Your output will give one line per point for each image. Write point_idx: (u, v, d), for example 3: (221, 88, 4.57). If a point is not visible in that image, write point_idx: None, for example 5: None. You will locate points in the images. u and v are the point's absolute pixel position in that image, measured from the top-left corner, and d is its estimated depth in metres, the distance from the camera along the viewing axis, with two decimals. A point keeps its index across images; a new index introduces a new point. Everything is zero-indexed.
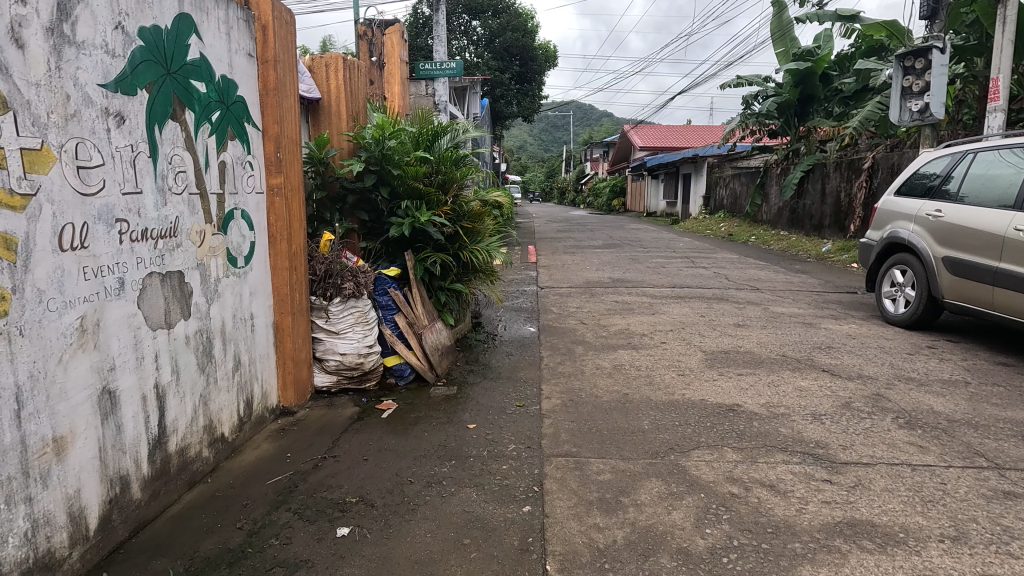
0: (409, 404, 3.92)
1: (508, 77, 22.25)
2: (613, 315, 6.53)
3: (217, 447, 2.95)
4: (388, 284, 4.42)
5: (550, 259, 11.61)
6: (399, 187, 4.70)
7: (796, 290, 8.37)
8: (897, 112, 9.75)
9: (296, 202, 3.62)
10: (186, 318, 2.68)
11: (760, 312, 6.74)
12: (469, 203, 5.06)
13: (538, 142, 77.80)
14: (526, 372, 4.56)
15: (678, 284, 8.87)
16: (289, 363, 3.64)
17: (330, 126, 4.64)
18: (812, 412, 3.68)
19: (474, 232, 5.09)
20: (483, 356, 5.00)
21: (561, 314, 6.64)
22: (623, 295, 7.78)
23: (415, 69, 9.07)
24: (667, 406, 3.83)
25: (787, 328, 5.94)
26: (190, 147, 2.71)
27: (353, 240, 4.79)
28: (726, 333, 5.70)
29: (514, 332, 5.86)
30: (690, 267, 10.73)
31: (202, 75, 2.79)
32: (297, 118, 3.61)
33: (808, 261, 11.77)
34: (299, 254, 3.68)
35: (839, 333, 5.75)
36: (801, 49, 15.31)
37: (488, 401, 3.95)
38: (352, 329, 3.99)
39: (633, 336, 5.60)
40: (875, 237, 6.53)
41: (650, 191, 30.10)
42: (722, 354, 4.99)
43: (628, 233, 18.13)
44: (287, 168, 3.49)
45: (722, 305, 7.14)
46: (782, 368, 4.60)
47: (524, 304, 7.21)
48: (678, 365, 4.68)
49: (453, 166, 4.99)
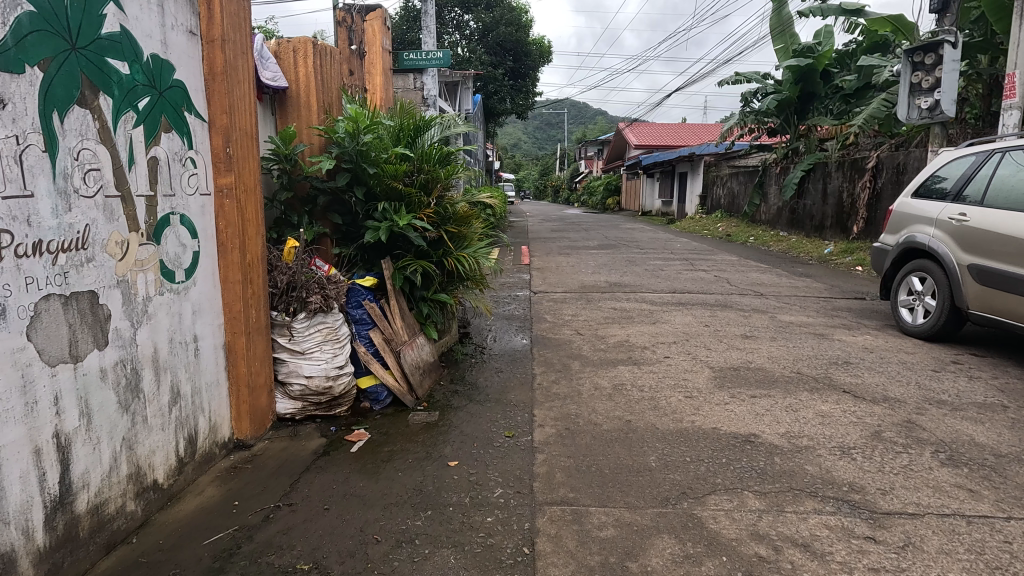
0: (384, 434, 3.45)
1: (501, 73, 21.73)
2: (611, 325, 6.09)
3: (147, 497, 2.48)
4: (362, 295, 3.96)
5: (544, 261, 11.15)
6: (376, 187, 4.24)
7: (803, 296, 7.95)
8: (905, 110, 9.36)
9: (253, 205, 3.15)
10: (101, 348, 2.21)
11: (767, 321, 6.31)
12: (454, 205, 4.60)
13: (532, 140, 77.29)
14: (517, 393, 4.11)
15: (678, 288, 8.43)
16: (244, 390, 3.17)
17: (300, 119, 4.19)
18: (840, 444, 3.25)
19: (461, 237, 4.63)
20: (471, 374, 4.54)
21: (556, 324, 6.20)
22: (621, 302, 7.33)
23: (397, 58, 8.55)
24: (675, 437, 3.39)
25: (799, 340, 5.51)
26: (106, 140, 2.24)
27: (325, 245, 4.32)
28: (733, 346, 5.27)
29: (506, 344, 5.40)
30: (689, 270, 10.30)
31: (123, 53, 2.31)
32: (253, 108, 3.14)
33: (810, 264, 11.38)
34: (256, 264, 3.21)
35: (855, 346, 5.33)
36: (801, 45, 14.92)
37: (473, 430, 3.49)
38: (318, 348, 3.54)
39: (633, 350, 5.17)
40: (890, 242, 6.12)
41: (645, 190, 29.69)
42: (732, 371, 4.56)
43: (623, 233, 17.70)
44: (240, 166, 3.02)
45: (726, 313, 6.71)
46: (799, 389, 4.17)
47: (517, 311, 6.76)
48: (685, 385, 4.25)
49: (437, 164, 4.53)
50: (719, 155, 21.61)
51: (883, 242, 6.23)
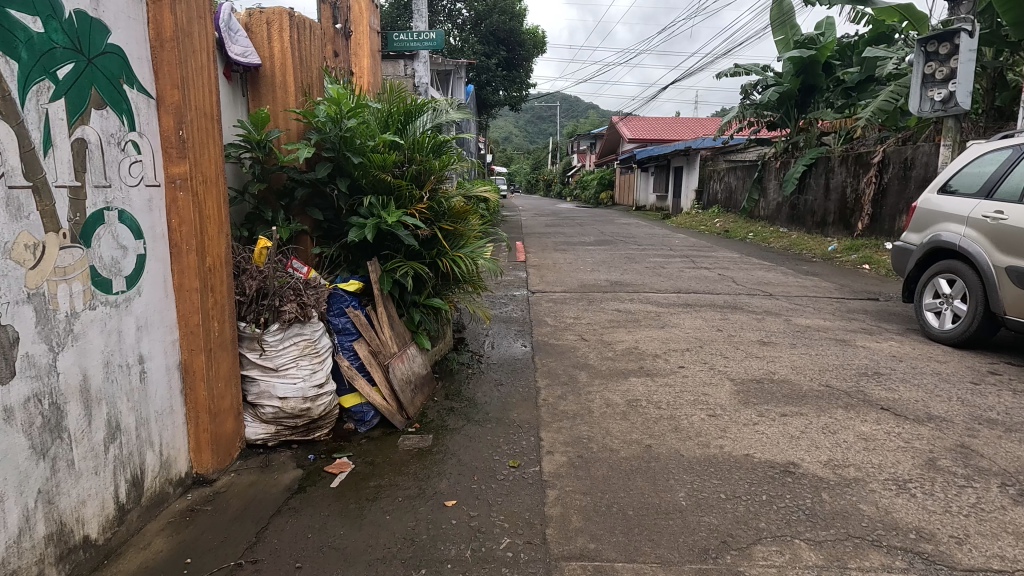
0: (369, 465, 2.99)
1: (494, 63, 21.19)
2: (617, 329, 5.65)
3: (74, 558, 2.02)
4: (346, 302, 3.50)
5: (540, 258, 10.69)
6: (361, 178, 3.76)
7: (814, 296, 7.58)
8: (917, 102, 8.97)
9: (214, 198, 2.67)
10: (5, 382, 1.74)
11: (783, 325, 5.92)
12: (449, 200, 4.14)
13: (524, 133, 76.59)
14: (520, 412, 3.66)
15: (683, 288, 8.02)
16: (205, 416, 2.70)
17: (275, 100, 3.69)
18: (893, 477, 2.84)
19: (456, 235, 4.16)
20: (467, 389, 4.07)
21: (558, 328, 5.75)
22: (625, 303, 6.90)
23: (386, 40, 8.00)
24: (704, 467, 2.97)
25: (821, 346, 5.12)
26: (10, 116, 1.76)
27: (304, 245, 3.83)
28: (752, 354, 4.85)
29: (504, 352, 4.95)
30: (692, 268, 9.89)
31: (32, 5, 1.82)
32: (214, 85, 2.67)
33: (814, 261, 11.02)
34: (219, 267, 2.72)
35: (882, 353, 4.94)
36: (802, 36, 14.52)
37: (473, 459, 3.05)
38: (294, 365, 3.07)
39: (645, 359, 4.74)
40: (916, 241, 5.72)
41: (639, 185, 29.27)
42: (757, 385, 4.14)
43: (620, 228, 17.30)
44: (197, 152, 2.54)
45: (739, 316, 6.31)
46: (832, 405, 3.77)
47: (515, 314, 6.29)
48: (707, 402, 3.82)
49: (430, 153, 4.07)
50: (716, 149, 21.22)
51: (907, 241, 5.84)
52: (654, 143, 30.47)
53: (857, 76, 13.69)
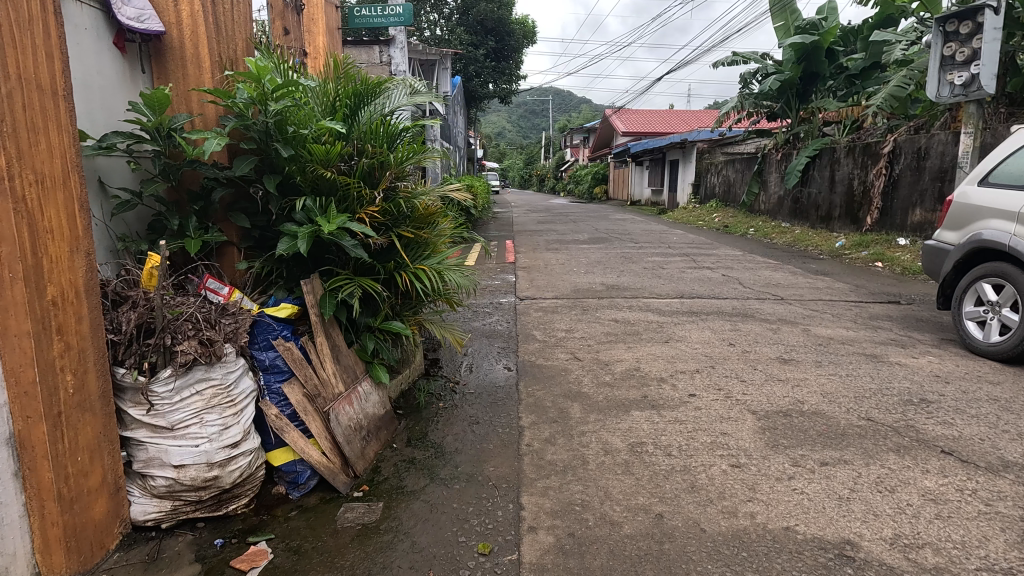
0: (293, 554, 2.28)
1: (482, 54, 20.40)
2: (614, 345, 4.94)
3: None
4: (274, 332, 2.78)
5: (531, 259, 9.95)
6: (296, 176, 3.04)
7: (829, 300, 6.89)
8: (935, 86, 8.32)
9: (61, 206, 1.95)
10: None
11: (801, 336, 5.23)
12: (411, 200, 3.42)
13: (516, 128, 75.66)
14: (497, 466, 2.94)
15: (686, 292, 7.31)
16: (55, 504, 1.95)
17: (184, 78, 2.94)
18: (986, 565, 2.15)
19: (419, 244, 3.44)
20: (436, 430, 3.36)
21: (547, 344, 5.02)
22: (622, 312, 6.18)
23: (348, 18, 7.30)
24: (734, 551, 2.26)
25: (850, 364, 4.42)
26: None
27: (229, 257, 3.10)
28: (774, 377, 4.14)
29: (484, 378, 4.21)
30: (693, 268, 9.19)
31: None
32: (60, 50, 1.94)
33: (822, 259, 10.34)
34: (71, 299, 1.99)
35: (923, 372, 4.25)
36: (804, 21, 13.79)
37: (432, 542, 2.34)
38: (195, 422, 2.35)
39: (648, 387, 4.02)
40: (954, 240, 5.06)
41: (633, 179, 28.53)
42: (785, 420, 3.44)
43: (615, 225, 16.58)
44: (22, 140, 1.80)
45: (751, 326, 5.60)
46: (880, 448, 3.07)
47: (499, 328, 5.56)
48: (728, 446, 3.12)
49: (384, 144, 3.36)
50: (713, 141, 20.53)
51: (942, 239, 5.19)
52: (647, 136, 29.75)
53: (861, 63, 13.06)
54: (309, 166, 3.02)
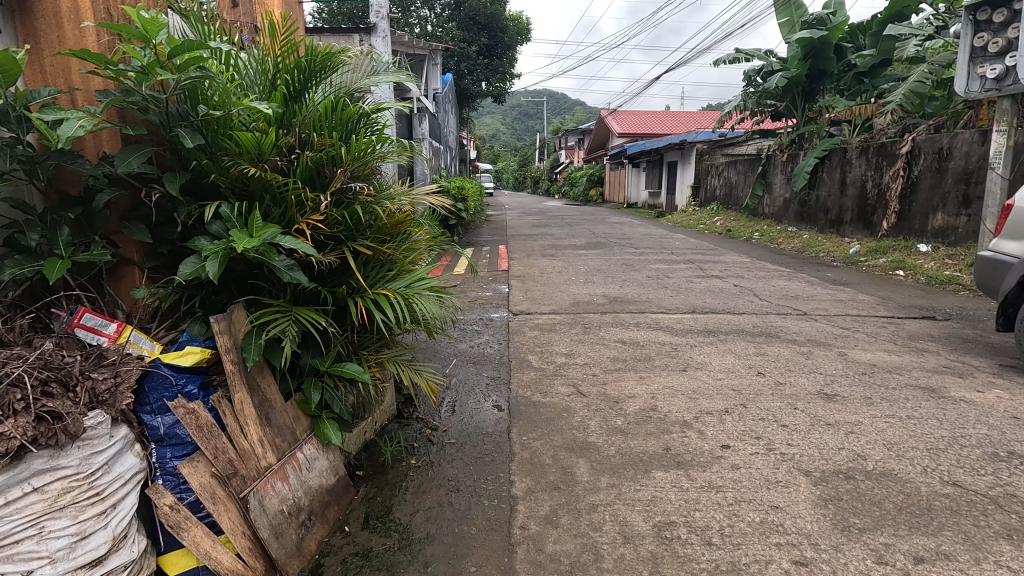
0: None
1: (474, 51, 19.66)
2: (624, 375, 4.19)
3: None
4: (169, 392, 2.02)
5: (525, 266, 9.22)
6: (215, 175, 2.30)
7: (858, 316, 6.18)
8: (964, 80, 7.66)
9: None
10: None
11: (839, 363, 4.50)
12: (373, 207, 2.66)
13: (510, 130, 74.97)
14: (480, 565, 2.19)
15: (697, 306, 6.58)
16: None
17: (56, 44, 2.19)
18: None
19: (381, 263, 2.67)
20: (402, 503, 2.60)
21: (544, 373, 4.27)
22: (629, 331, 5.44)
23: None
24: None
25: (907, 402, 3.69)
26: None
27: (131, 279, 2.38)
28: (821, 421, 3.40)
29: (469, 422, 3.46)
30: (700, 278, 8.47)
31: None
32: None
33: (836, 266, 9.67)
34: None
35: (997, 413, 3.53)
36: (811, 16, 13.12)
37: None
38: (26, 536, 1.58)
39: (670, 436, 3.26)
40: (1016, 251, 4.35)
41: (630, 180, 27.81)
42: (850, 487, 2.69)
43: (612, 228, 15.87)
44: None
45: (779, 350, 4.87)
46: (983, 533, 2.34)
47: (488, 351, 4.82)
48: (784, 530, 2.37)
49: (336, 133, 2.60)
50: (713, 142, 19.88)
51: (1001, 249, 4.49)
52: (643, 137, 29.14)
53: (871, 60, 12.41)
54: (231, 158, 2.31)
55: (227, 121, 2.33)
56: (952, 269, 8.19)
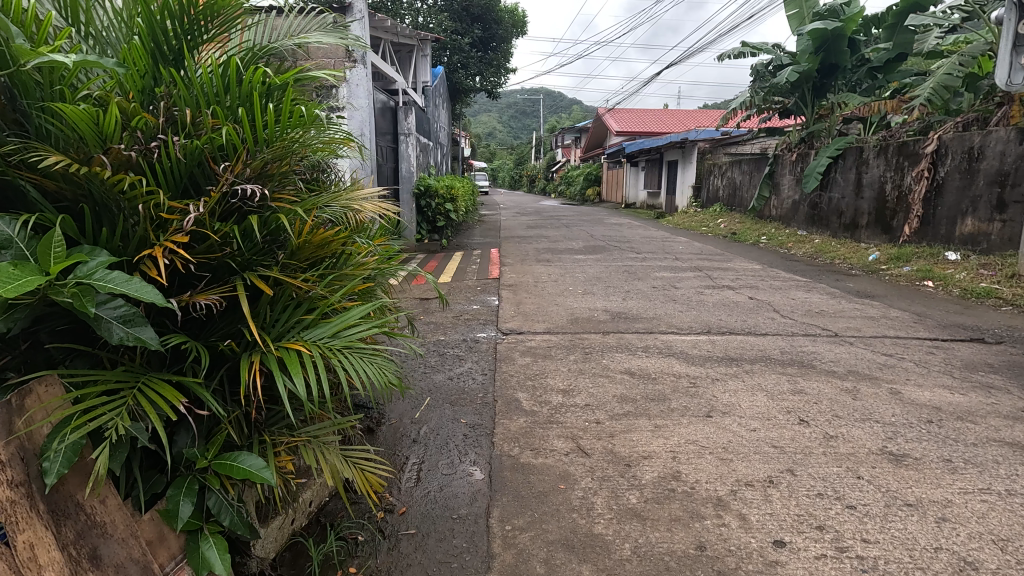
0: None
1: (468, 43, 18.82)
2: (635, 425, 3.35)
3: None
4: None
5: (518, 273, 8.37)
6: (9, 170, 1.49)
7: (898, 339, 5.35)
8: (1006, 71, 6.39)
9: None
10: None
11: (896, 406, 3.67)
12: (280, 219, 1.83)
13: (506, 127, 74.03)
14: None
15: (711, 324, 5.75)
16: None
17: None
18: None
19: (294, 302, 1.85)
20: None
21: (536, 420, 3.44)
22: (636, 358, 4.61)
23: None
24: None
25: (1001, 468, 2.87)
26: None
27: None
28: (897, 499, 2.58)
29: (436, 499, 2.61)
30: (711, 288, 7.65)
31: None
32: None
33: (855, 275, 8.89)
34: None
35: None
36: (822, 8, 12.34)
37: None
38: None
39: (702, 524, 2.43)
40: None
41: (628, 180, 27.00)
42: None
43: (612, 230, 15.05)
44: None
45: (818, 386, 4.04)
46: None
47: (468, 386, 3.98)
48: None
49: (226, 111, 1.76)
50: (716, 141, 19.10)
51: None
52: (642, 136, 28.32)
53: (887, 54, 11.69)
54: (56, 135, 1.56)
55: (56, 69, 1.58)
56: (987, 280, 7.42)
